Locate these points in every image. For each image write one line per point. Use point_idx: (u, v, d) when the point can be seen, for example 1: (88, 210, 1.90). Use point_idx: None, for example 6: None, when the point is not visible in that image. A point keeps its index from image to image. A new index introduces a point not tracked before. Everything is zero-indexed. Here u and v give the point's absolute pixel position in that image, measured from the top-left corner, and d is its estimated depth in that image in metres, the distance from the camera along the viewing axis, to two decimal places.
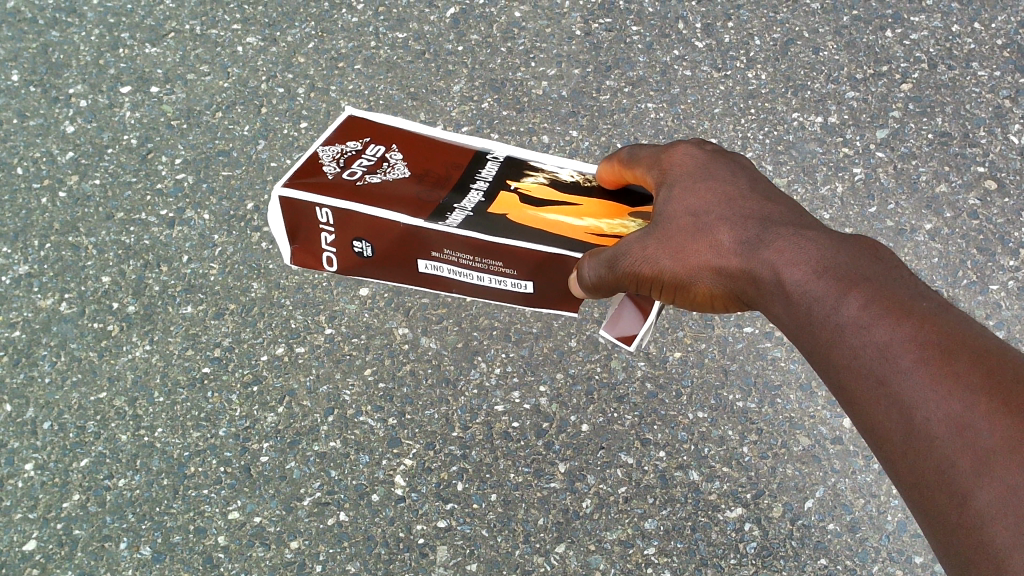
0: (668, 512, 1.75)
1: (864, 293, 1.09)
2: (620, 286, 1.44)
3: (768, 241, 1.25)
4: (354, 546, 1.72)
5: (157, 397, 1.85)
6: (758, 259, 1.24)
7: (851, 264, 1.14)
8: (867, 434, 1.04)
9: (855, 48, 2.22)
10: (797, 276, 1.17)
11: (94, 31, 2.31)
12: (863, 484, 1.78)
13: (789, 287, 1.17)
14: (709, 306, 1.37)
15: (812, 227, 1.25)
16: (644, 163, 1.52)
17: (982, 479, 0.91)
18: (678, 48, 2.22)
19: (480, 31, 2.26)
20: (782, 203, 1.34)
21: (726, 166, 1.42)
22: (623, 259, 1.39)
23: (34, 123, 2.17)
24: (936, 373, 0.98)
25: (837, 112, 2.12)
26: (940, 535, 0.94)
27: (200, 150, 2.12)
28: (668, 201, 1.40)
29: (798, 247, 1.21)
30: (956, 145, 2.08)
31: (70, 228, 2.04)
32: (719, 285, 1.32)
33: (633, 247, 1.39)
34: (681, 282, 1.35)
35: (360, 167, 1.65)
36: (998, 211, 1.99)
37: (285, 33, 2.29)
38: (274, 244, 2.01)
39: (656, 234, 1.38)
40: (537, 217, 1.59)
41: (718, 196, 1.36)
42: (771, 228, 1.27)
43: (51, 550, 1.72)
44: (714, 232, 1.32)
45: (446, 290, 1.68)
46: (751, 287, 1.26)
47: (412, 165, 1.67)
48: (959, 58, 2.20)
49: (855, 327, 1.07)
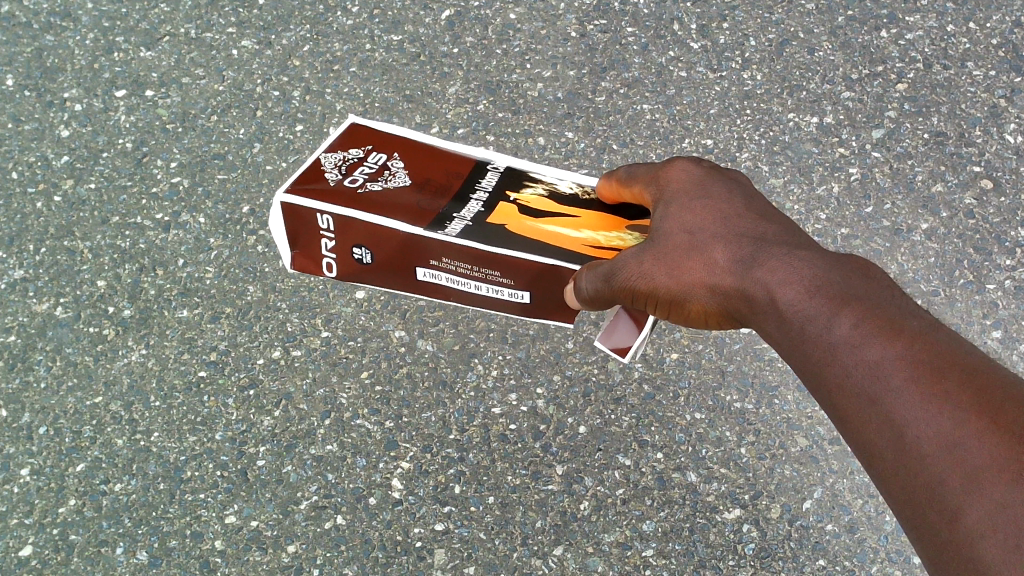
0: (666, 514, 1.74)
1: (856, 312, 1.09)
2: (616, 300, 1.45)
3: (761, 259, 1.25)
4: (352, 549, 1.71)
5: (154, 401, 1.85)
6: (751, 277, 1.24)
7: (843, 283, 1.14)
8: (859, 452, 1.04)
9: (850, 49, 2.22)
10: (789, 294, 1.17)
11: (89, 35, 2.31)
12: (861, 485, 1.77)
13: (780, 305, 1.17)
14: (703, 322, 1.37)
15: (805, 245, 1.25)
16: (642, 179, 1.53)
17: (971, 498, 0.91)
18: (674, 49, 2.22)
19: (475, 33, 2.26)
20: (776, 221, 1.34)
21: (721, 182, 1.42)
22: (619, 274, 1.40)
23: (29, 127, 2.17)
24: (927, 392, 0.98)
25: (833, 112, 2.12)
26: (930, 553, 0.94)
27: (196, 154, 2.12)
28: (664, 217, 1.40)
29: (790, 265, 1.20)
30: (952, 144, 2.08)
31: (66, 232, 2.03)
32: (712, 302, 1.32)
33: (629, 262, 1.40)
34: (675, 297, 1.35)
35: (362, 173, 1.65)
36: (995, 211, 1.99)
37: (280, 36, 2.28)
38: (270, 247, 2.00)
39: (651, 249, 1.39)
40: (534, 228, 1.59)
41: (713, 212, 1.36)
42: (764, 245, 1.27)
43: (48, 555, 1.71)
44: (708, 249, 1.32)
45: (445, 299, 1.67)
46: (744, 304, 1.26)
47: (412, 173, 1.67)
48: (954, 58, 2.20)
49: (847, 346, 1.07)
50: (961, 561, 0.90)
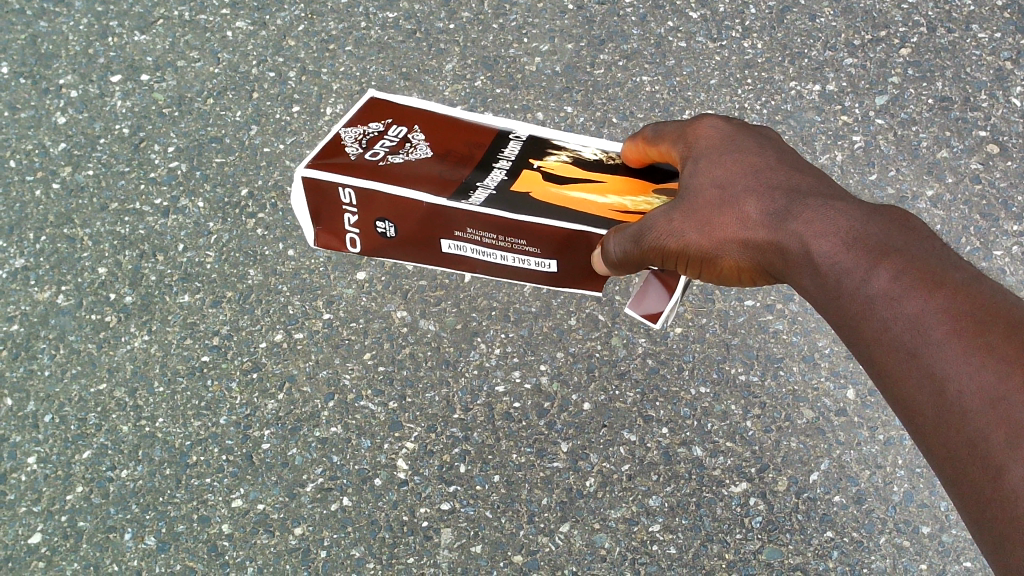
0: (672, 489, 1.74)
1: (894, 265, 1.07)
2: (646, 261, 1.41)
3: (794, 211, 1.23)
4: (358, 531, 1.72)
5: (157, 387, 1.85)
6: (784, 230, 1.22)
7: (882, 233, 1.12)
8: (898, 406, 1.03)
9: (852, 14, 2.18)
10: (825, 247, 1.15)
11: (83, 20, 2.30)
12: (869, 455, 1.76)
13: (816, 259, 1.15)
14: (735, 280, 1.35)
15: (840, 196, 1.23)
16: (669, 136, 1.50)
17: (1015, 453, 0.90)
18: (673, 19, 2.19)
19: (471, 8, 2.24)
20: (810, 172, 1.31)
21: (752, 137, 1.39)
22: (649, 234, 1.37)
23: (26, 115, 2.16)
24: (969, 344, 0.96)
25: (835, 79, 2.09)
26: (974, 508, 0.93)
27: (193, 137, 2.11)
28: (694, 174, 1.38)
29: (826, 216, 1.18)
30: (957, 109, 2.05)
31: (66, 219, 2.02)
32: (745, 258, 1.30)
33: (659, 220, 1.37)
34: (708, 256, 1.33)
35: (380, 146, 1.63)
36: (1001, 176, 1.96)
37: (275, 16, 2.26)
38: (269, 231, 1.99)
39: (681, 206, 1.36)
40: (558, 194, 1.57)
41: (745, 167, 1.33)
42: (797, 198, 1.25)
43: (57, 542, 1.72)
44: (740, 204, 1.29)
45: (470, 270, 1.66)
46: (777, 259, 1.24)
47: (433, 143, 1.65)
48: (958, 20, 2.17)
49: (886, 299, 1.05)
50: (1008, 519, 0.89)
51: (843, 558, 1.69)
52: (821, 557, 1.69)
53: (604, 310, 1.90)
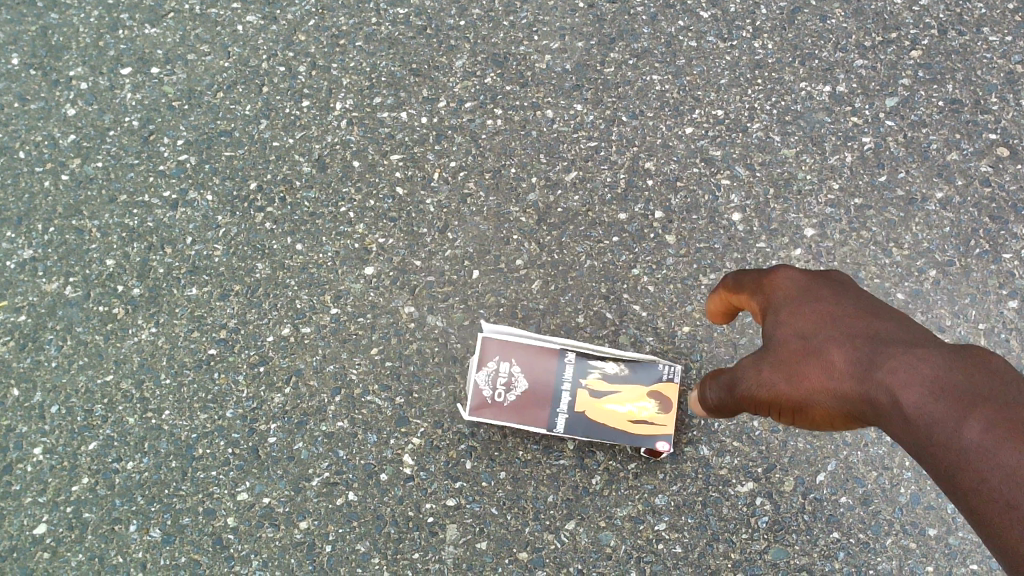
0: (679, 487, 1.75)
1: (983, 415, 0.89)
2: (741, 408, 1.32)
3: (880, 356, 1.04)
4: (364, 525, 1.75)
5: (164, 379, 1.86)
6: (869, 382, 1.03)
7: (971, 378, 0.94)
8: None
9: (864, 16, 2.07)
10: (909, 397, 0.96)
11: (93, 11, 2.13)
12: (876, 457, 1.75)
13: (900, 409, 0.96)
14: (829, 426, 1.14)
15: (926, 343, 1.04)
16: (747, 290, 1.34)
17: None
18: (684, 18, 2.06)
19: (482, 4, 2.09)
20: (897, 320, 1.12)
21: (830, 287, 1.22)
22: (741, 385, 1.26)
23: (36, 106, 2.07)
24: None
25: (846, 81, 2.02)
26: None
27: (202, 130, 2.05)
28: (775, 327, 1.21)
29: (910, 357, 1.00)
30: (967, 111, 2.00)
31: (74, 211, 2.00)
32: (836, 409, 1.10)
33: (749, 371, 1.24)
34: (801, 407, 1.14)
35: (490, 383, 1.65)
36: (1011, 179, 1.94)
37: (285, 10, 2.11)
38: (278, 224, 1.96)
39: (770, 354, 1.21)
40: (598, 407, 1.68)
41: (824, 320, 1.16)
42: (887, 347, 1.04)
43: (62, 534, 1.77)
44: (826, 354, 1.11)
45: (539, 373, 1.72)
46: (867, 414, 1.04)
47: (529, 369, 1.65)
48: (969, 24, 2.06)
49: (982, 459, 0.87)
50: None
51: (848, 560, 1.72)
52: (826, 558, 1.72)
53: (611, 308, 1.87)
